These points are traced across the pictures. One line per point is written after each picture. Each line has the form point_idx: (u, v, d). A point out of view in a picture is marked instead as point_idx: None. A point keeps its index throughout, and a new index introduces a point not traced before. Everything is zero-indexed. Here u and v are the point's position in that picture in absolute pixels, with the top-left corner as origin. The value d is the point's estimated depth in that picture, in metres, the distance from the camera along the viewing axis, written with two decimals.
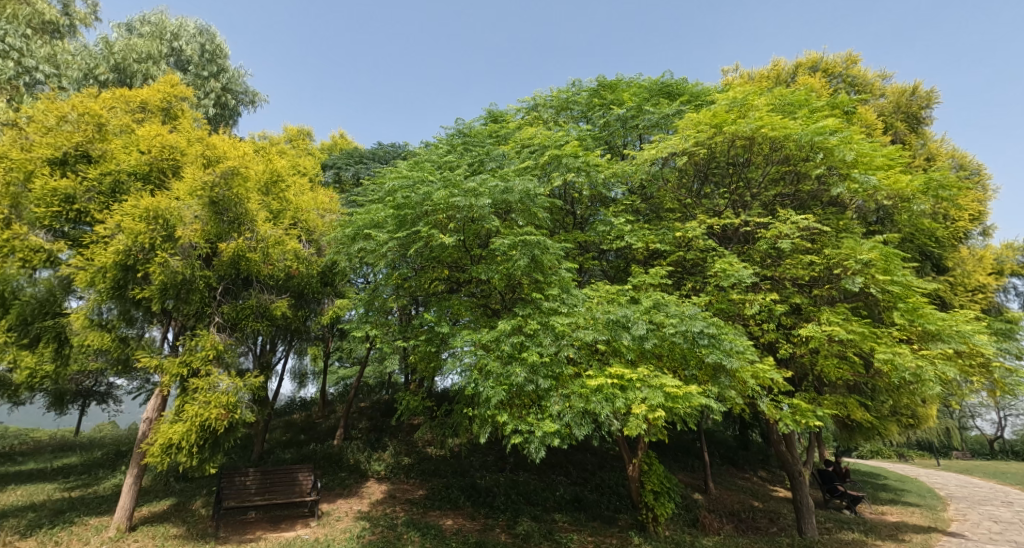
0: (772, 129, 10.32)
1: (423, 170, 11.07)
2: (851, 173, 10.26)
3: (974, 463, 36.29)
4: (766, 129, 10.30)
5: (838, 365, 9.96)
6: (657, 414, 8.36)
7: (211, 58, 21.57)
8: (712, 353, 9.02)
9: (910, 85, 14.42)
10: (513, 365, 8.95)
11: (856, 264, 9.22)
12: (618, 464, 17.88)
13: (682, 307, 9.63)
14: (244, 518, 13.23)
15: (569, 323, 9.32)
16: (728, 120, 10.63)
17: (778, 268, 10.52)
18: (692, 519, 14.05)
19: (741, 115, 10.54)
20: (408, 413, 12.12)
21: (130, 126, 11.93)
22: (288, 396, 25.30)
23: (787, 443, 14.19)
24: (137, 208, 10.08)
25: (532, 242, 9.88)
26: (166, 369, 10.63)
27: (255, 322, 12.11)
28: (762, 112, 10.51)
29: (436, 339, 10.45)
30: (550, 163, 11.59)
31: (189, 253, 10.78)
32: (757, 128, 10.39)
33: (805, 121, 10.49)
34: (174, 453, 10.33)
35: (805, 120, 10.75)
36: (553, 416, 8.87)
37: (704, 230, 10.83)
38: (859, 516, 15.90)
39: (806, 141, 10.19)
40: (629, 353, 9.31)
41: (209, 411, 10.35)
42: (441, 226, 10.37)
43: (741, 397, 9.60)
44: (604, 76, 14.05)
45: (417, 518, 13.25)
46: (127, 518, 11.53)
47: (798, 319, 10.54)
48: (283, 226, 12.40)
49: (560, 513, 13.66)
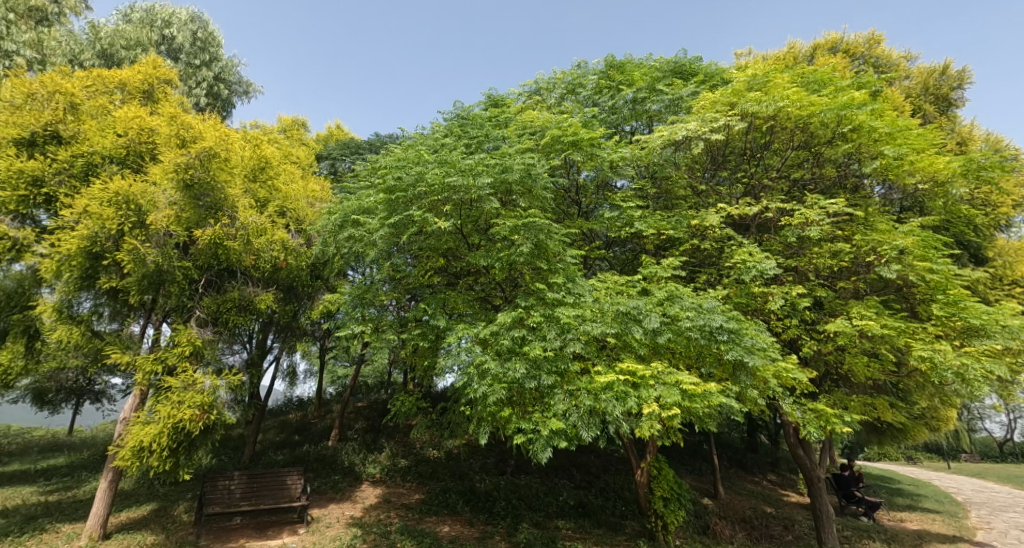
0: (797, 107, 9.57)
1: (417, 152, 10.38)
2: (884, 153, 9.46)
3: (986, 467, 35.35)
4: (790, 107, 9.52)
5: (867, 363, 9.19)
6: (673, 414, 7.63)
7: (203, 47, 20.66)
8: (732, 349, 8.25)
9: (938, 65, 13.56)
10: (514, 361, 8.26)
11: (891, 251, 8.50)
12: (625, 467, 17.10)
13: (699, 299, 8.90)
14: (229, 524, 12.44)
15: (575, 314, 8.59)
16: (750, 98, 9.87)
17: (801, 258, 9.76)
18: (702, 527, 13.27)
19: (764, 92, 9.77)
20: (402, 414, 11.39)
21: (107, 107, 11.20)
22: (284, 395, 24.52)
23: (804, 446, 13.40)
24: (105, 191, 9.43)
25: (536, 226, 9.18)
26: (142, 366, 9.92)
27: (239, 316, 11.36)
28: (785, 89, 9.73)
29: (431, 334, 9.71)
30: (555, 145, 10.88)
31: (163, 242, 9.94)
32: (783, 105, 9.60)
33: (833, 97, 9.72)
34: (147, 457, 9.59)
35: (830, 97, 9.96)
36: (557, 417, 8.16)
37: (720, 218, 10.08)
38: (878, 524, 15.09)
39: (833, 118, 9.42)
40: (641, 348, 8.58)
41: (183, 411, 9.64)
42: (438, 210, 9.64)
43: (762, 398, 8.83)
44: (611, 58, 13.29)
45: (411, 524, 12.47)
46: (101, 526, 10.82)
47: (821, 314, 9.80)
48: (268, 214, 11.69)
49: (563, 520, 12.90)
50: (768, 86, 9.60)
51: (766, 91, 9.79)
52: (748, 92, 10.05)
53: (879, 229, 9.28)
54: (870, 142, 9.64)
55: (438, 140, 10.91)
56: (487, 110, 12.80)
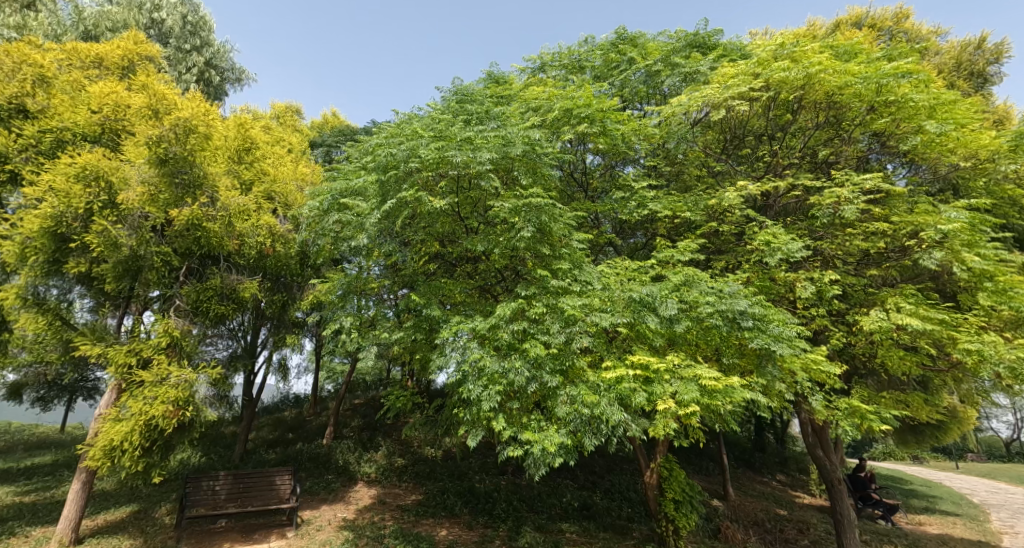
0: (830, 75, 8.74)
1: (414, 126, 9.63)
2: (925, 125, 8.67)
3: (995, 466, 34.72)
4: (822, 75, 8.69)
5: (901, 357, 8.44)
6: (691, 412, 6.93)
7: (193, 31, 18.86)
8: (757, 338, 7.62)
9: (973, 39, 12.77)
10: (513, 358, 7.57)
11: (934, 235, 7.77)
12: (631, 467, 16.40)
13: (718, 284, 8.18)
14: (212, 527, 11.66)
15: (583, 305, 7.86)
16: (777, 66, 9.04)
17: (828, 244, 9.03)
18: (712, 530, 12.55)
19: (793, 60, 8.95)
20: (396, 411, 10.69)
21: (82, 83, 10.46)
22: (278, 392, 23.71)
23: (822, 444, 12.66)
24: (70, 167, 8.75)
25: (541, 206, 8.40)
26: (114, 358, 9.19)
27: (220, 306, 10.63)
28: (818, 54, 8.87)
29: (425, 326, 8.95)
30: (562, 120, 10.10)
31: (138, 223, 9.23)
32: (814, 73, 8.77)
33: (867, 66, 8.95)
34: (118, 457, 8.91)
35: (867, 65, 9.14)
36: (561, 418, 7.43)
37: (740, 199, 9.35)
38: (897, 528, 14.35)
39: (872, 87, 8.58)
40: (657, 339, 7.87)
41: (155, 408, 9.01)
42: (436, 187, 8.92)
43: (788, 394, 8.10)
44: (621, 30, 12.49)
45: (406, 527, 11.75)
46: (72, 530, 10.10)
47: (848, 305, 9.08)
48: (253, 196, 11.00)
49: (568, 523, 12.15)
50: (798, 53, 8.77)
51: (796, 58, 8.96)
52: (774, 61, 9.25)
53: (916, 211, 8.53)
54: (909, 115, 8.87)
55: (434, 115, 10.12)
56: (488, 87, 11.99)
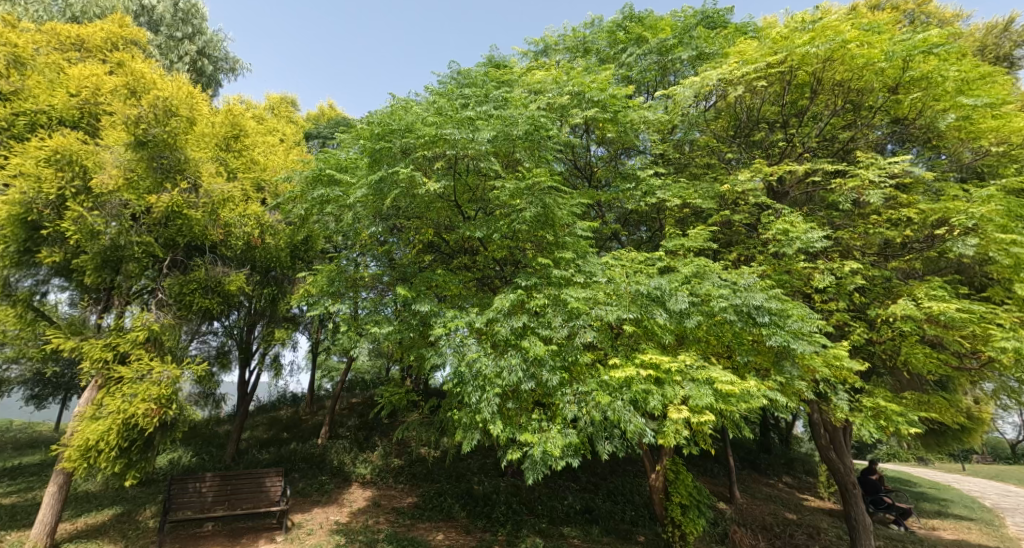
0: (857, 48, 8.17)
1: (410, 106, 9.09)
2: (956, 101, 8.12)
3: (1001, 468, 34.19)
4: (850, 46, 8.11)
5: (928, 356, 7.90)
6: (705, 415, 6.43)
7: (185, 18, 16.81)
8: (775, 334, 7.10)
9: (1001, 20, 12.20)
10: (512, 355, 7.05)
11: (968, 221, 7.21)
12: (634, 469, 15.86)
13: (732, 277, 7.68)
14: (199, 531, 11.14)
15: (586, 297, 7.33)
16: (799, 40, 8.50)
17: (847, 235, 8.52)
18: (720, 534, 12.02)
19: (815, 32, 8.42)
20: (390, 410, 10.16)
21: (62, 65, 9.93)
22: (275, 391, 23.15)
23: (836, 446, 12.13)
24: (42, 150, 8.35)
25: (544, 189, 7.87)
26: (89, 354, 8.67)
27: (205, 299, 10.12)
28: (845, 24, 8.33)
29: (418, 320, 8.38)
30: (569, 102, 9.57)
31: (116, 210, 8.73)
32: (838, 46, 8.21)
33: (892, 39, 8.42)
34: (94, 458, 8.39)
35: (894, 38, 8.58)
36: (563, 420, 6.91)
37: (754, 186, 8.83)
38: (911, 533, 13.78)
39: (901, 60, 8.04)
40: (666, 336, 7.35)
41: (134, 406, 8.51)
42: (433, 169, 8.39)
43: (808, 393, 7.59)
44: (631, 9, 11.93)
45: (401, 531, 11.24)
46: (48, 535, 9.59)
47: (870, 300, 8.54)
48: (239, 184, 10.51)
49: (569, 527, 11.64)
50: (823, 24, 8.25)
51: (818, 31, 8.45)
52: (794, 35, 8.71)
53: (945, 198, 7.98)
54: (941, 92, 8.33)
55: (432, 96, 9.54)
56: (490, 69, 11.39)
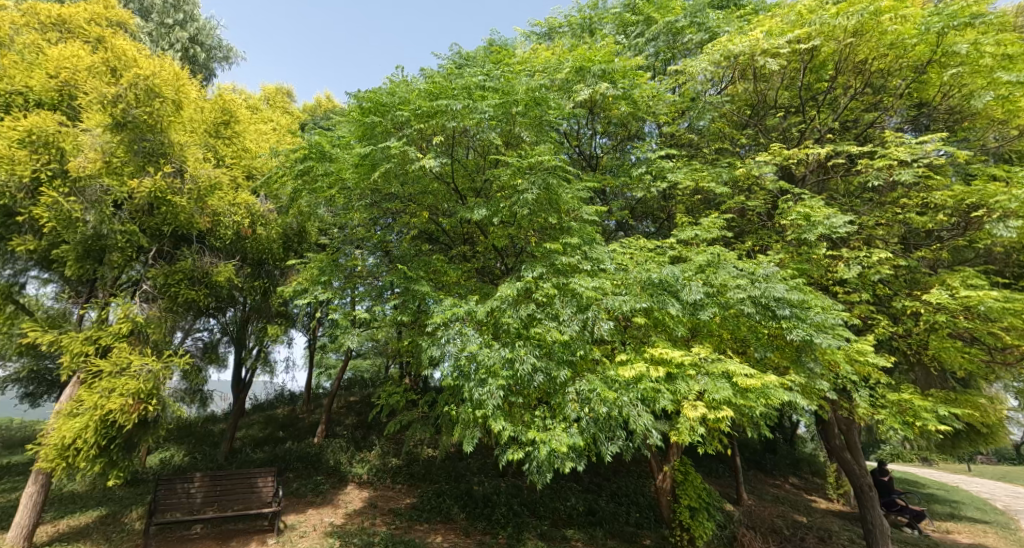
0: (888, 19, 7.68)
1: (410, 83, 8.60)
2: (995, 75, 7.62)
3: (1008, 469, 33.72)
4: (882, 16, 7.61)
5: (959, 351, 7.42)
6: (723, 414, 5.95)
7: (176, 4, 16.26)
8: (798, 327, 6.62)
9: None
10: (518, 348, 6.57)
11: (1010, 203, 6.72)
12: (639, 469, 15.37)
13: (750, 265, 7.22)
14: (187, 534, 10.65)
15: (597, 286, 6.86)
16: (826, 12, 8.00)
17: (870, 223, 8.04)
18: (730, 537, 11.55)
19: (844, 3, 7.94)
20: (385, 407, 9.71)
21: (41, 46, 9.46)
22: (273, 388, 22.71)
23: (851, 447, 11.64)
24: (15, 130, 7.88)
25: (551, 169, 7.38)
26: (68, 347, 8.20)
27: (191, 291, 9.66)
28: None
29: (416, 312, 7.88)
30: (577, 81, 9.10)
31: (96, 196, 8.24)
32: (869, 18, 7.71)
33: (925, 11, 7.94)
34: (70, 457, 7.91)
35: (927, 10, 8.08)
36: (569, 419, 6.42)
37: (771, 171, 8.36)
38: (927, 537, 13.29)
39: (937, 31, 7.54)
40: (680, 328, 6.89)
41: (112, 402, 8.03)
42: (434, 148, 7.90)
43: (830, 390, 7.11)
44: None
45: (398, 533, 10.77)
46: (25, 538, 9.11)
47: (895, 292, 8.04)
48: (228, 172, 10.05)
49: (573, 530, 11.19)
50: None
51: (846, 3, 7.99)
52: (820, 8, 8.23)
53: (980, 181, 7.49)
54: (976, 68, 7.86)
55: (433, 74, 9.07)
56: (492, 52, 10.91)
